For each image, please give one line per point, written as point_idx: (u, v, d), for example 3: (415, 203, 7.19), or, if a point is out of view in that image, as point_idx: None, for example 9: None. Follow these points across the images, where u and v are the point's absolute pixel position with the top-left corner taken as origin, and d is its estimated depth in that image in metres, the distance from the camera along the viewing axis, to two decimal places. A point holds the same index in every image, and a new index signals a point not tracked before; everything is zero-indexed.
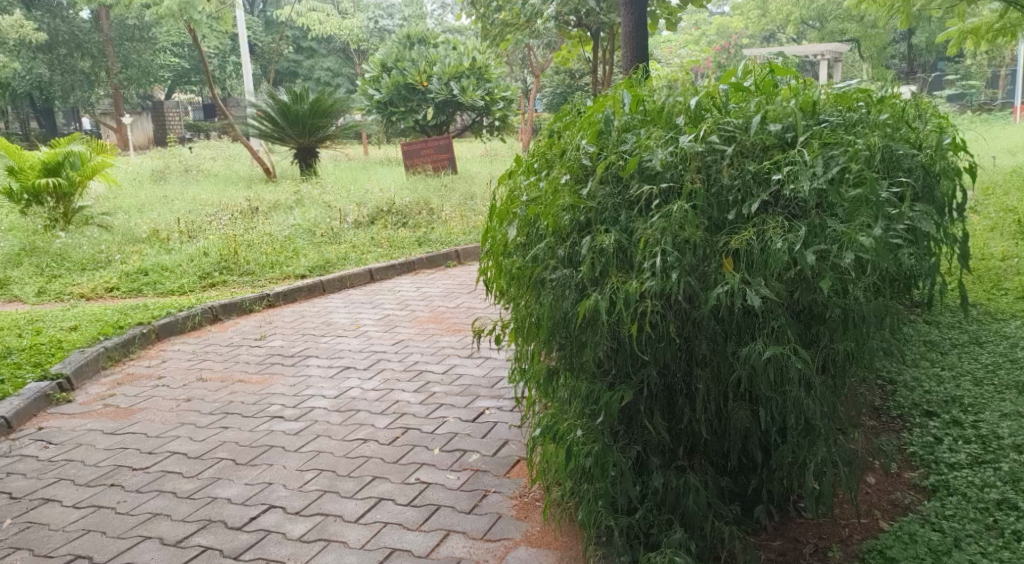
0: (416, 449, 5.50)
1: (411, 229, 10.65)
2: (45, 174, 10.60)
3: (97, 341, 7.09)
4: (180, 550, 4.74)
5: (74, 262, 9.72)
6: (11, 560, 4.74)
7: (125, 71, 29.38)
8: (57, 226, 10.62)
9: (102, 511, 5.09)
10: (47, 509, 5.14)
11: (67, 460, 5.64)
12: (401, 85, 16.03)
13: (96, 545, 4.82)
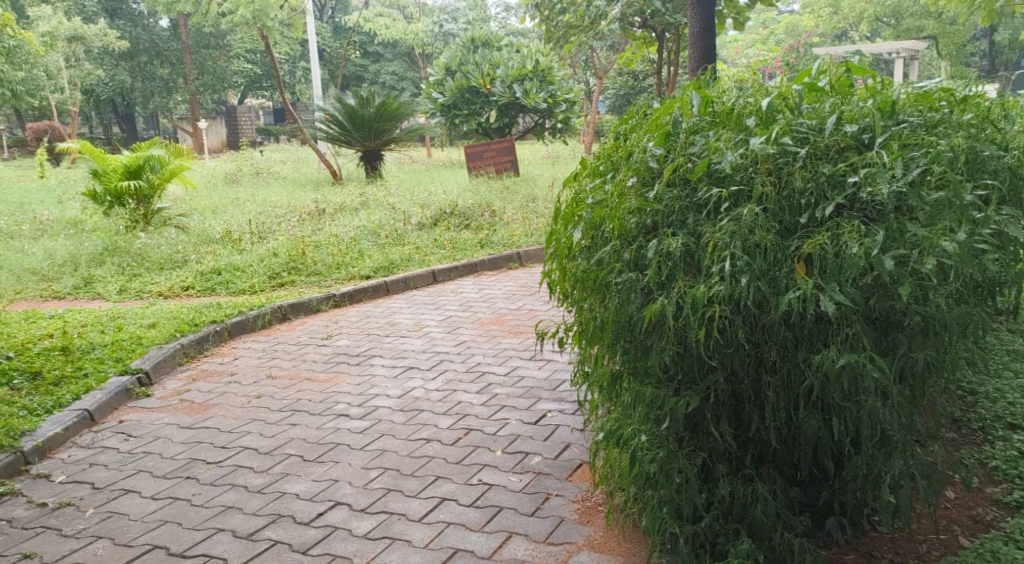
0: (479, 450, 5.48)
1: (473, 231, 10.65)
2: (127, 177, 10.98)
3: (173, 338, 7.20)
4: (251, 543, 4.76)
5: (153, 262, 9.89)
6: (91, 549, 4.80)
7: (201, 78, 30.35)
8: (138, 227, 10.90)
9: (178, 503, 5.14)
10: (127, 499, 5.21)
11: (146, 452, 5.71)
12: (465, 88, 16.09)
13: (173, 535, 4.86)
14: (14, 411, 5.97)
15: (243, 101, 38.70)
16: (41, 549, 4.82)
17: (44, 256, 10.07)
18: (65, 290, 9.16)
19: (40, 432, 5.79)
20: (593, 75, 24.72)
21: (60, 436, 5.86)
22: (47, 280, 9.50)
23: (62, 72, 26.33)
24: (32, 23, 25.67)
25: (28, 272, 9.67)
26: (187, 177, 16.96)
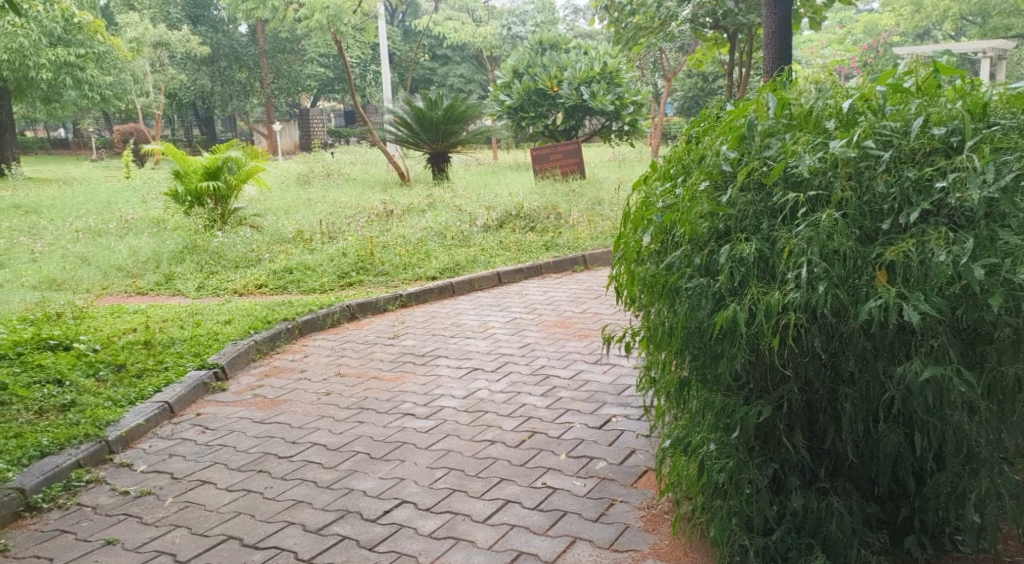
0: (544, 453, 5.43)
1: (539, 233, 10.61)
2: (206, 178, 11.24)
3: (247, 334, 7.27)
4: (320, 538, 4.77)
5: (229, 260, 10.02)
6: (168, 538, 4.84)
7: (276, 82, 30.83)
8: (216, 226, 11.07)
9: (251, 496, 5.17)
10: (203, 490, 5.26)
11: (221, 445, 5.77)
12: (533, 90, 16.11)
13: (246, 527, 4.89)
14: (98, 402, 6.08)
15: (314, 104, 39.20)
16: (121, 535, 4.88)
17: (128, 253, 10.27)
18: (148, 286, 9.34)
19: (124, 423, 5.87)
20: (662, 77, 24.56)
21: (142, 427, 5.93)
22: (130, 277, 9.70)
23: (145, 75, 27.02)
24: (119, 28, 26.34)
25: (113, 268, 9.88)
26: (262, 178, 17.22)
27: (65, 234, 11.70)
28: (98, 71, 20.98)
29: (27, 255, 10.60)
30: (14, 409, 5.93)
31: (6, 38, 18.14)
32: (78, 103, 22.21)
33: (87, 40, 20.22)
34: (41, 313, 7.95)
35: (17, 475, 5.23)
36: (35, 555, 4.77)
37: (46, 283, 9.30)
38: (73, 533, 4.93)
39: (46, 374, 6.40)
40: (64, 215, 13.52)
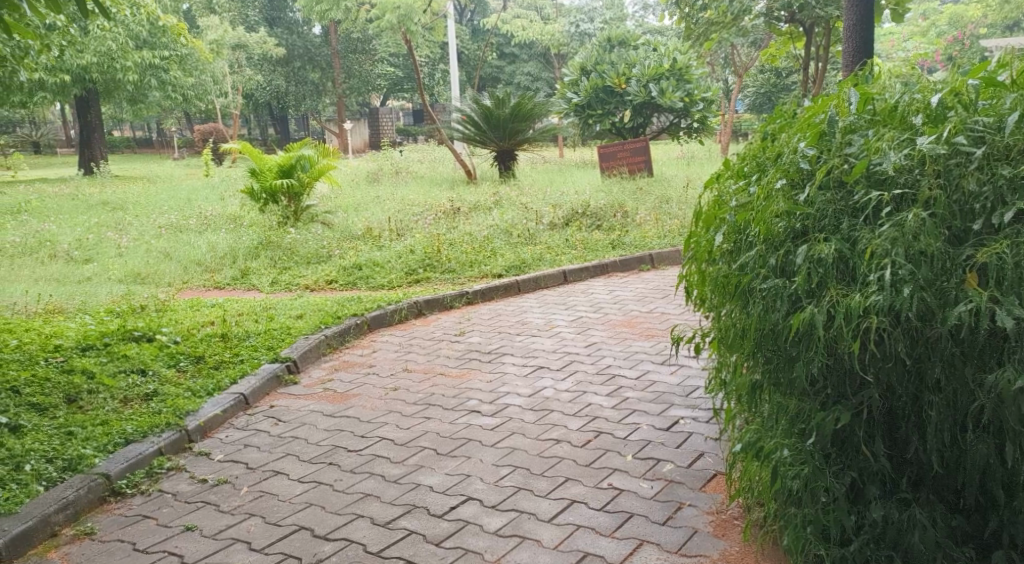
0: (610, 454, 5.37)
1: (605, 232, 10.52)
2: (280, 176, 11.34)
3: (318, 329, 7.31)
4: (388, 531, 4.76)
5: (301, 256, 10.08)
6: (243, 526, 4.86)
7: (347, 81, 31.00)
8: (289, 223, 11.23)
9: (321, 488, 5.18)
10: (276, 481, 5.28)
11: (293, 437, 5.79)
12: (600, 88, 16.01)
13: (317, 518, 4.89)
14: (178, 392, 6.15)
15: (383, 103, 39.48)
16: (199, 522, 4.91)
17: (207, 249, 10.41)
18: (225, 280, 9.45)
19: (202, 413, 5.93)
20: (733, 73, 24.26)
21: (219, 418, 5.98)
22: (209, 271, 9.83)
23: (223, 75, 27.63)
24: (202, 32, 27.44)
25: (193, 263, 10.03)
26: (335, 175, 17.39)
27: (149, 229, 11.92)
28: (181, 71, 21.44)
29: (113, 249, 10.84)
30: (99, 398, 6.04)
31: (95, 41, 18.61)
32: (162, 103, 22.74)
33: (171, 43, 20.68)
34: (124, 306, 8.11)
35: (103, 461, 5.30)
36: (118, 539, 4.82)
37: (131, 276, 9.58)
38: (154, 519, 4.97)
39: (130, 364, 6.52)
40: (146, 211, 13.81)
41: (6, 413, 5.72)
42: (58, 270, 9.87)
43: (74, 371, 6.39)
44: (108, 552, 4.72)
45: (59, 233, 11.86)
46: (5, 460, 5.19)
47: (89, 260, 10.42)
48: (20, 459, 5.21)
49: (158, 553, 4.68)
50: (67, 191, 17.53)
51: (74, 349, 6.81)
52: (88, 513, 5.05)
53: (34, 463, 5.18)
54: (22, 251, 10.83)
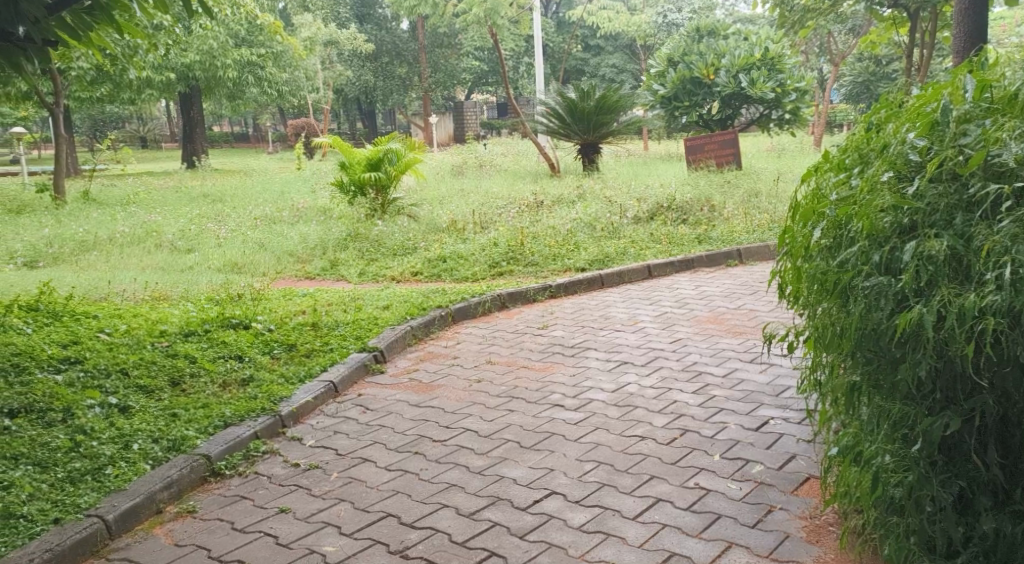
0: (696, 453, 5.23)
1: (691, 226, 10.32)
2: (369, 169, 11.45)
3: (404, 320, 7.30)
4: (472, 522, 4.70)
5: (387, 247, 10.11)
6: (333, 511, 4.85)
7: (433, 76, 31.06)
8: (376, 215, 11.23)
9: (408, 476, 5.15)
10: (364, 468, 5.26)
11: (380, 425, 5.77)
12: (688, 79, 15.79)
13: (403, 506, 4.86)
14: (273, 378, 6.18)
15: (469, 97, 39.60)
16: (292, 505, 4.92)
17: (299, 241, 10.51)
18: (316, 271, 9.51)
19: (295, 399, 5.94)
20: (827, 62, 23.71)
21: (311, 404, 5.99)
22: (300, 262, 9.91)
23: (316, 72, 28.25)
24: (296, 29, 28.03)
25: (286, 253, 10.12)
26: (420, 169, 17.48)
27: (245, 221, 12.08)
28: (276, 68, 21.80)
29: (213, 239, 11.01)
30: (201, 381, 6.12)
31: (199, 40, 19.05)
32: (258, 99, 23.15)
33: (267, 41, 21.08)
34: (222, 294, 8.22)
35: (204, 442, 5.35)
36: (217, 518, 4.84)
37: (229, 266, 9.71)
38: (250, 499, 4.99)
39: (229, 350, 6.60)
40: (242, 203, 14.03)
41: (115, 393, 5.87)
42: (162, 259, 10.07)
43: (176, 355, 6.50)
44: (207, 530, 4.75)
45: (163, 224, 12.11)
46: (114, 439, 5.30)
47: (191, 250, 10.60)
48: (128, 438, 5.30)
49: (254, 533, 4.69)
50: (169, 184, 17.95)
51: (178, 334, 6.92)
52: (191, 492, 5.10)
53: (141, 442, 5.27)
54: (129, 240, 11.08)
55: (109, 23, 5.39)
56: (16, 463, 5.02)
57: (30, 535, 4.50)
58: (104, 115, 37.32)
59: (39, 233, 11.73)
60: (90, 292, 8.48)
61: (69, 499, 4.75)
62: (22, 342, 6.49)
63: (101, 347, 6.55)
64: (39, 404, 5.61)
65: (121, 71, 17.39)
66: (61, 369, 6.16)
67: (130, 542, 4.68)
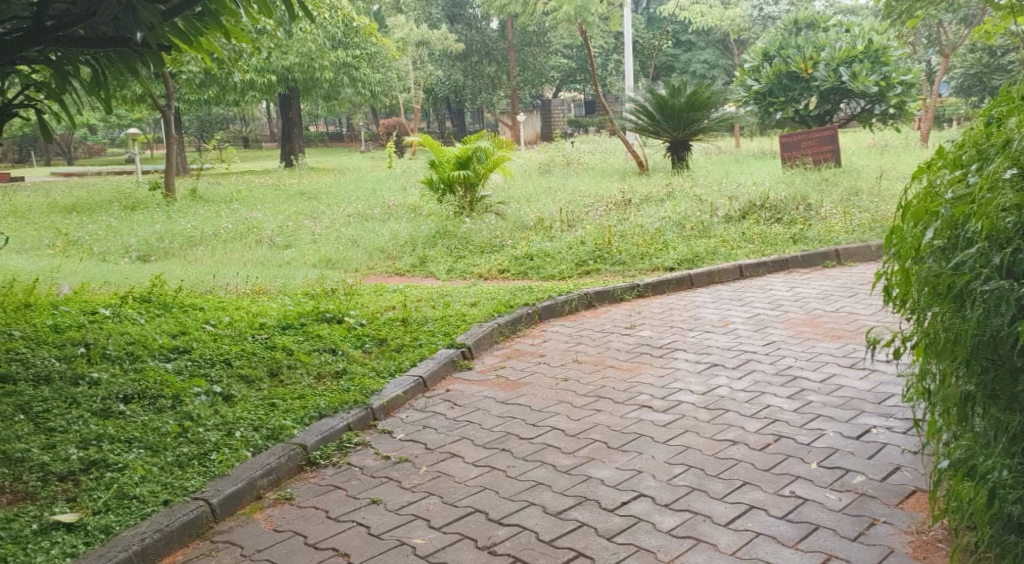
0: (791, 460, 5.03)
1: (785, 225, 10.04)
2: (458, 167, 11.42)
3: (491, 317, 7.22)
4: (559, 521, 4.59)
5: (475, 245, 10.05)
6: (422, 504, 4.80)
7: (522, 74, 31.18)
8: (464, 213, 11.22)
9: (495, 472, 5.06)
10: (452, 463, 5.18)
11: (467, 421, 5.69)
12: (784, 74, 15.56)
13: (491, 502, 4.78)
14: (364, 371, 6.15)
15: (559, 94, 39.47)
16: (384, 496, 4.88)
17: (389, 237, 10.55)
18: (406, 267, 9.50)
19: (386, 392, 5.89)
20: (933, 54, 22.96)
21: (401, 398, 5.93)
22: (391, 258, 9.90)
23: (407, 73, 28.46)
24: (389, 29, 28.27)
25: (377, 249, 10.14)
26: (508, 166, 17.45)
27: (339, 218, 12.16)
28: (370, 69, 22.00)
29: (309, 235, 11.11)
30: (297, 372, 6.11)
31: (297, 44, 19.36)
32: (352, 99, 23.38)
33: (362, 43, 21.23)
34: (319, 289, 8.25)
35: (300, 432, 5.34)
36: (312, 506, 4.84)
37: (323, 262, 9.77)
38: (343, 489, 4.97)
39: (323, 343, 6.59)
40: (338, 200, 14.14)
41: (219, 382, 5.89)
42: (262, 254, 10.17)
43: (274, 347, 6.52)
44: (303, 517, 4.74)
45: (263, 220, 12.25)
46: (219, 426, 5.32)
47: (288, 246, 10.69)
48: (230, 426, 5.32)
49: (348, 522, 4.67)
50: (270, 182, 18.19)
51: (276, 327, 6.95)
52: (289, 479, 5.09)
53: (243, 430, 5.28)
54: (231, 236, 11.23)
55: (218, 28, 5.44)
56: (129, 446, 5.09)
57: (142, 516, 4.56)
58: (210, 117, 38.22)
59: (149, 229, 11.99)
60: (196, 286, 8.60)
61: (177, 483, 4.80)
62: (133, 331, 6.57)
63: (206, 337, 6.60)
64: (151, 391, 5.67)
65: (226, 74, 17.74)
66: (170, 358, 6.22)
67: (233, 525, 4.71)
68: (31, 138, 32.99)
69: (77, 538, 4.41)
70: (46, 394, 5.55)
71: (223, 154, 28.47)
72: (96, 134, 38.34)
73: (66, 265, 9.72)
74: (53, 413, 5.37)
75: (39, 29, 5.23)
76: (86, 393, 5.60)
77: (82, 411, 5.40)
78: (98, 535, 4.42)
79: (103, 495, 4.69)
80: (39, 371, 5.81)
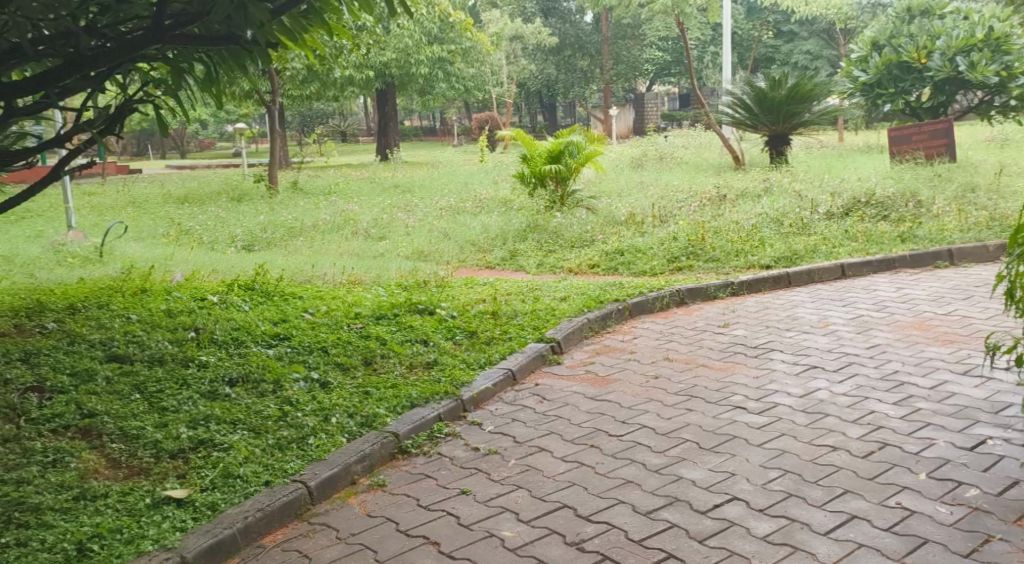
0: (898, 470, 4.76)
1: (892, 223, 9.64)
2: (549, 162, 11.29)
3: (581, 312, 7.04)
4: (650, 521, 4.41)
5: (565, 240, 9.89)
6: (511, 497, 4.66)
7: (615, 68, 30.78)
8: (554, 207, 11.08)
9: (583, 468, 4.89)
10: (540, 457, 5.03)
11: (556, 416, 5.53)
12: (895, 64, 15.01)
13: (579, 498, 4.61)
14: (454, 362, 6.03)
15: (655, 87, 38.97)
16: (473, 487, 4.75)
17: (481, 230, 10.45)
18: (496, 261, 9.38)
19: (475, 384, 5.76)
20: None
21: (490, 391, 5.80)
22: (482, 251, 9.79)
23: (500, 67, 28.37)
24: (484, 24, 28.22)
25: (469, 242, 10.05)
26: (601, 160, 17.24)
27: (432, 211, 12.10)
28: (464, 63, 21.95)
29: (403, 227, 11.07)
30: (390, 362, 6.02)
31: (394, 40, 19.47)
32: (447, 93, 23.37)
33: (457, 37, 21.17)
34: (411, 281, 8.17)
35: (392, 421, 5.24)
36: (403, 493, 4.73)
37: (415, 254, 9.71)
38: (433, 479, 4.85)
39: (415, 334, 6.49)
40: (430, 193, 14.10)
41: (316, 369, 5.84)
42: (357, 246, 10.14)
43: (368, 337, 6.44)
44: (395, 504, 4.65)
45: (359, 212, 12.27)
46: (316, 412, 5.25)
47: (382, 237, 10.66)
48: (327, 412, 5.24)
49: (438, 511, 4.56)
50: (366, 175, 18.28)
51: (370, 317, 6.88)
52: (382, 466, 5.00)
53: (338, 416, 5.20)
54: (329, 227, 11.27)
55: (321, 25, 5.34)
56: (233, 427, 5.07)
57: (245, 495, 4.55)
58: (311, 112, 38.76)
59: (253, 220, 12.09)
60: (296, 275, 8.60)
61: (277, 464, 4.76)
62: (238, 316, 6.56)
63: (304, 325, 6.56)
64: (253, 375, 5.63)
65: (328, 70, 17.89)
66: (271, 345, 6.19)
67: (329, 509, 4.64)
68: (144, 131, 33.92)
69: (186, 513, 4.42)
70: (158, 374, 5.57)
71: (324, 147, 28.82)
72: (203, 128, 39.26)
73: (177, 253, 9.84)
74: (165, 393, 5.38)
75: (158, 27, 5.13)
76: (195, 375, 5.60)
77: (191, 392, 5.40)
78: (205, 512, 4.42)
79: (210, 473, 4.68)
80: (153, 353, 5.83)
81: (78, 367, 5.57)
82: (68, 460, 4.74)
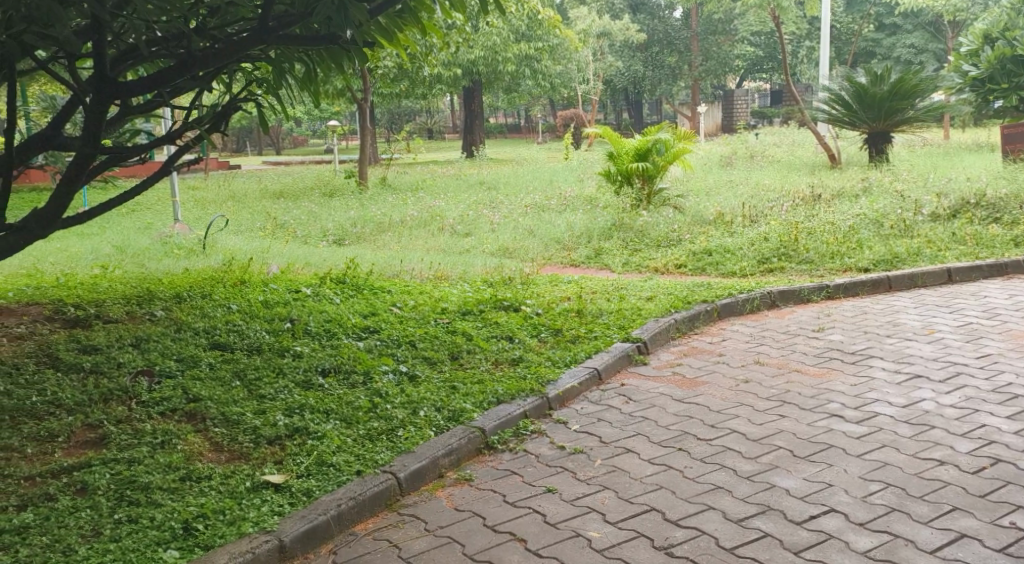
0: (1011, 488, 4.44)
1: (1004, 226, 9.19)
2: (636, 159, 11.06)
3: (668, 312, 6.82)
4: (742, 530, 4.18)
5: (652, 238, 9.66)
6: (598, 498, 4.47)
7: (703, 64, 29.82)
8: (640, 205, 10.84)
9: (671, 472, 4.68)
10: (627, 458, 4.83)
11: (643, 417, 5.32)
12: (1007, 57, 14.31)
13: (667, 502, 4.41)
14: (540, 360, 5.86)
15: (747, 84, 38.25)
16: (559, 486, 4.57)
17: (566, 228, 10.27)
18: (581, 259, 9.18)
19: (561, 382, 5.58)
20: None
21: (576, 389, 5.62)
22: (567, 249, 9.60)
23: (586, 64, 28.09)
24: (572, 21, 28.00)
25: (553, 240, 9.87)
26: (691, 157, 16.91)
27: (517, 208, 11.96)
28: (550, 61, 21.76)
29: (488, 224, 10.94)
30: (476, 358, 5.87)
31: (482, 37, 19.36)
32: (533, 91, 23.20)
33: (545, 34, 20.97)
34: (497, 278, 8.02)
35: (479, 416, 5.08)
36: (489, 489, 4.58)
37: (501, 250, 9.57)
38: (519, 476, 4.68)
39: (501, 331, 6.34)
40: (516, 191, 13.96)
41: (405, 362, 5.72)
42: (444, 242, 10.05)
43: (454, 333, 6.30)
44: (482, 499, 4.49)
45: (445, 208, 12.19)
46: (405, 405, 5.13)
47: (467, 234, 10.54)
48: (415, 405, 5.12)
49: (523, 509, 4.39)
50: (453, 172, 18.24)
51: (456, 312, 6.75)
52: (468, 462, 4.85)
53: (426, 410, 5.07)
54: (417, 223, 11.20)
55: (415, 25, 5.21)
56: (326, 416, 4.97)
57: (337, 483, 4.43)
58: (400, 109, 38.97)
59: (344, 215, 12.10)
60: (384, 270, 8.52)
61: (367, 454, 4.65)
62: (331, 309, 6.49)
63: (393, 319, 6.45)
64: (345, 366, 5.54)
65: (417, 68, 17.89)
66: (361, 337, 6.09)
67: (417, 500, 4.50)
68: (241, 128, 34.53)
69: (284, 498, 4.32)
70: (257, 362, 5.51)
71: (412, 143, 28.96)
72: (296, 125, 39.84)
73: (273, 246, 9.86)
74: (264, 381, 5.31)
75: (264, 28, 5.01)
76: (291, 364, 5.52)
77: (287, 381, 5.32)
78: (302, 497, 4.33)
79: (305, 460, 4.59)
80: (252, 342, 5.80)
81: (184, 353, 5.55)
82: (174, 442, 4.69)
